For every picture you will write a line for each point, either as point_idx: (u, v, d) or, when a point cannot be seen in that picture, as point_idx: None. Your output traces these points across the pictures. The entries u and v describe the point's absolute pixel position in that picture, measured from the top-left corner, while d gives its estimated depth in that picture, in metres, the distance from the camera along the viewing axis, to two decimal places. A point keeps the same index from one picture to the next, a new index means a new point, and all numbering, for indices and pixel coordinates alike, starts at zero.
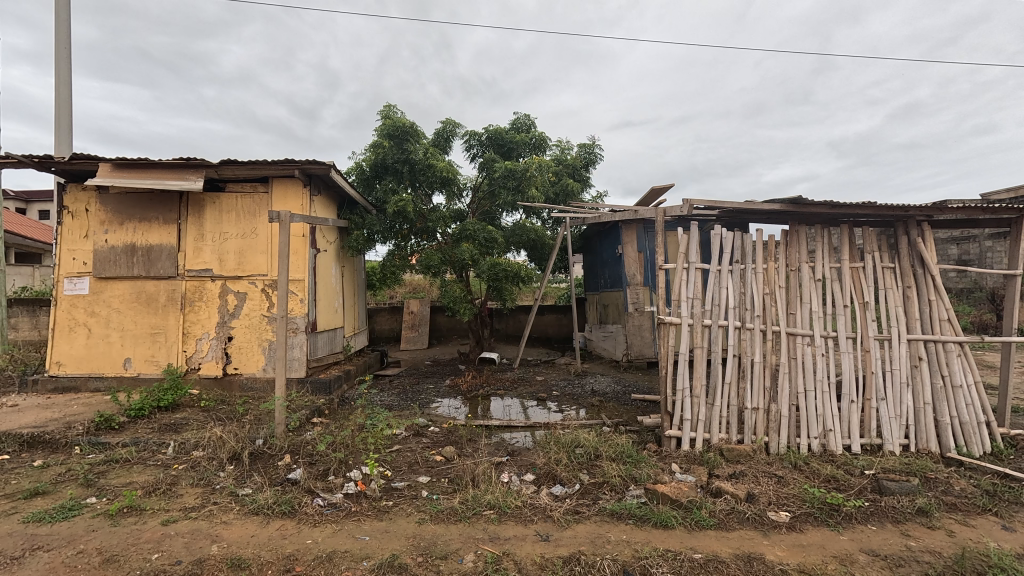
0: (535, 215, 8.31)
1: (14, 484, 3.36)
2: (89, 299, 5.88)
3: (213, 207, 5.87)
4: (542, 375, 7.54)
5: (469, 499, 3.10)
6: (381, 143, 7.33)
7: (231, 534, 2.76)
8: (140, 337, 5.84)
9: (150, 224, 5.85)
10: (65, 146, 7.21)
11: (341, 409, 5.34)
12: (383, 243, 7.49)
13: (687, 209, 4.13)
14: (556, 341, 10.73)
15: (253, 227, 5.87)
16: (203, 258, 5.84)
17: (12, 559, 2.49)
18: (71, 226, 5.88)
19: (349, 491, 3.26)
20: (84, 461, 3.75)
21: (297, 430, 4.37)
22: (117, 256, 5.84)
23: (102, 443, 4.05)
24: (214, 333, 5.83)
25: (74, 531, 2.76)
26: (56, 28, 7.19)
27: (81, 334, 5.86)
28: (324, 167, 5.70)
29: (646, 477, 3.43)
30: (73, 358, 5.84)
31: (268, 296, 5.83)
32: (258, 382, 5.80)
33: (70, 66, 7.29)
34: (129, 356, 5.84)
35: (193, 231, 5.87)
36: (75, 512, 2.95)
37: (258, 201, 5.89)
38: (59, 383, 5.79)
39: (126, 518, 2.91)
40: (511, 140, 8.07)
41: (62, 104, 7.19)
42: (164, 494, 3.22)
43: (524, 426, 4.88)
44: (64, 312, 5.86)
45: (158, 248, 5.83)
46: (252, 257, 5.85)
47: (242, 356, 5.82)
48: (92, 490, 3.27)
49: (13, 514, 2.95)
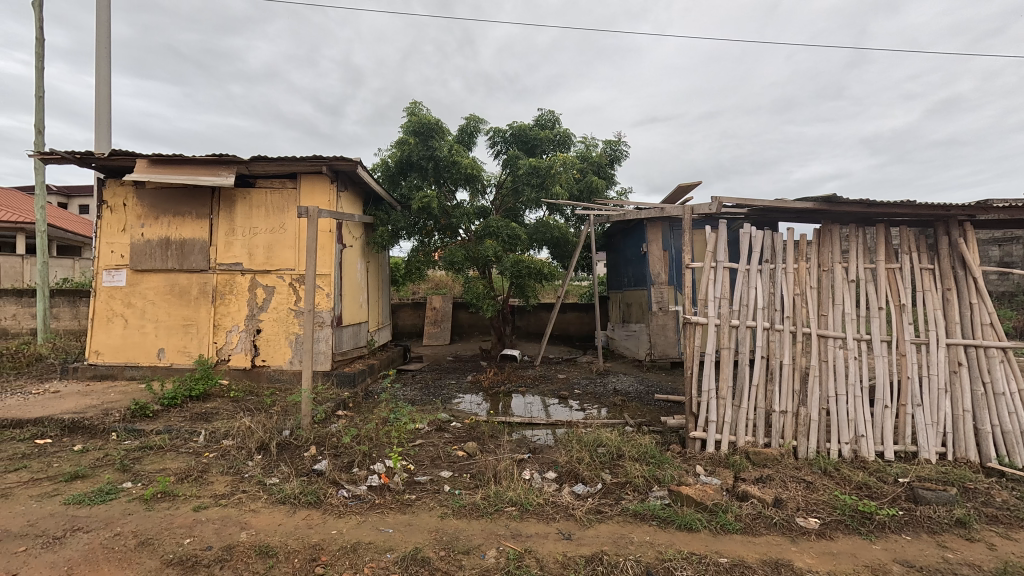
0: (558, 212, 8.25)
1: (56, 467, 3.50)
2: (126, 291, 6.08)
3: (244, 203, 6.00)
4: (563, 373, 7.50)
5: (492, 496, 3.11)
6: (406, 140, 7.38)
7: (260, 522, 2.83)
8: (172, 329, 6.02)
9: (183, 219, 6.01)
10: (106, 143, 7.47)
11: (365, 403, 5.39)
12: (408, 239, 7.57)
13: (715, 207, 4.05)
14: (578, 339, 10.67)
15: (282, 222, 5.99)
16: (234, 253, 5.99)
17: (55, 539, 2.60)
18: (110, 220, 6.09)
19: (372, 483, 3.30)
20: (120, 447, 3.89)
21: (322, 422, 4.46)
22: (152, 250, 6.02)
23: (137, 430, 4.19)
24: (243, 325, 5.97)
25: (111, 514, 2.87)
26: (98, 29, 7.45)
27: (118, 324, 6.07)
28: (351, 163, 5.77)
29: (669, 478, 3.38)
30: (109, 347, 6.06)
31: (296, 290, 5.94)
32: (285, 374, 5.92)
33: (109, 66, 7.55)
34: (162, 346, 6.03)
35: (225, 226, 6.02)
36: (112, 495, 3.07)
37: (287, 196, 6.00)
38: (97, 371, 6.01)
39: (160, 502, 3.01)
40: (535, 137, 8.03)
41: (102, 102, 7.45)
42: (196, 481, 3.32)
43: (545, 423, 4.86)
44: (102, 303, 6.08)
45: (191, 242, 6.00)
46: (280, 251, 5.97)
47: (269, 349, 5.95)
48: (127, 475, 3.39)
49: (56, 496, 3.08)
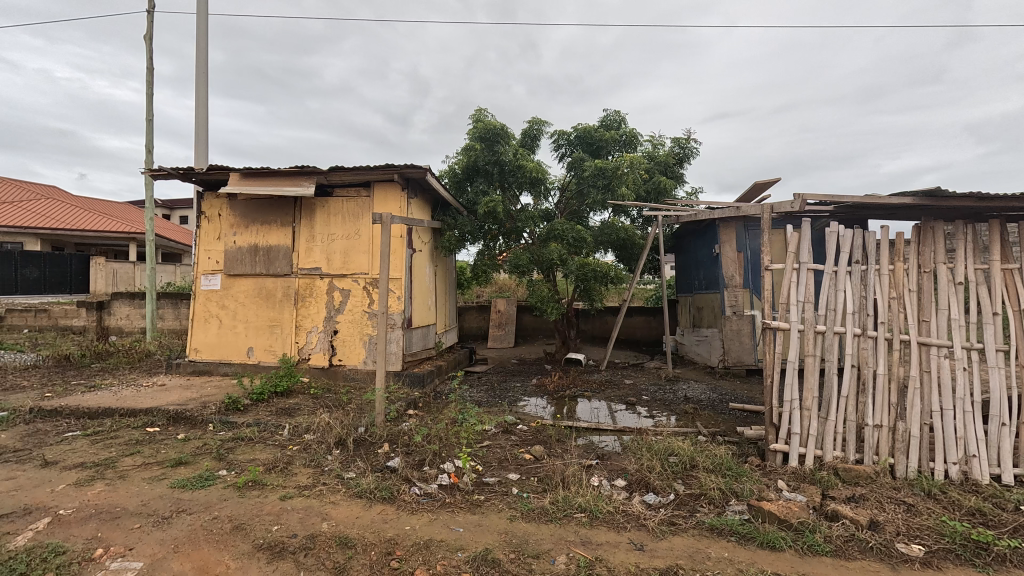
0: (624, 214, 8.08)
1: (164, 453, 3.87)
2: (221, 294, 6.63)
3: (323, 211, 6.37)
4: (630, 379, 7.32)
5: (560, 501, 3.08)
6: (472, 146, 7.52)
7: (339, 514, 2.97)
8: (260, 329, 6.49)
9: (270, 227, 6.47)
10: (204, 159, 8.20)
11: (434, 403, 5.53)
12: (474, 244, 7.70)
13: (797, 205, 3.79)
14: (645, 344, 10.38)
15: (357, 228, 6.29)
16: (314, 258, 6.37)
17: (164, 519, 2.87)
18: (207, 229, 6.67)
19: (442, 482, 3.37)
20: (216, 437, 4.23)
21: (395, 420, 4.63)
22: (243, 256, 6.53)
23: (230, 422, 4.55)
24: (322, 326, 6.32)
25: (210, 499, 3.12)
26: (198, 57, 8.21)
27: (214, 324, 6.63)
28: (420, 170, 5.96)
29: (748, 492, 3.20)
30: (206, 345, 6.63)
31: (369, 293, 6.21)
32: (360, 373, 6.20)
33: (207, 89, 8.29)
34: (251, 345, 6.51)
35: (306, 233, 6.41)
36: (210, 482, 3.34)
37: (361, 204, 6.30)
38: (196, 366, 6.59)
39: (251, 490, 3.24)
40: (600, 138, 7.92)
41: (201, 122, 8.19)
42: (282, 472, 3.54)
43: (613, 429, 4.77)
44: (201, 305, 6.67)
45: (276, 248, 6.44)
46: (355, 256, 6.28)
47: (345, 349, 6.26)
48: (223, 464, 3.68)
49: (164, 479, 3.40)
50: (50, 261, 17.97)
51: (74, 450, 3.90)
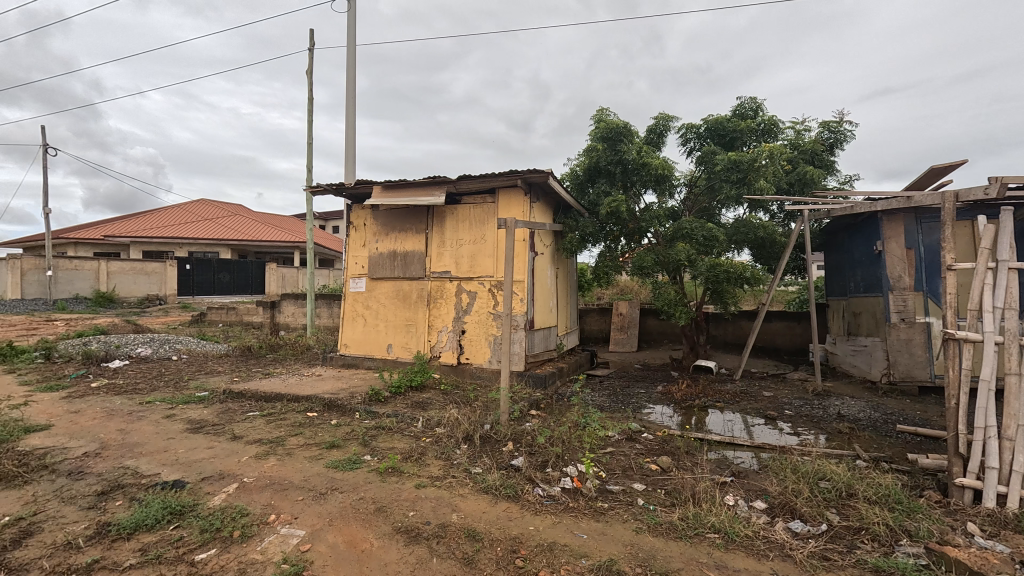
0: (762, 209, 7.39)
1: (321, 436, 4.41)
2: (365, 295, 7.37)
3: (452, 218, 6.76)
4: (770, 391, 6.65)
5: (691, 518, 2.89)
6: (595, 147, 7.44)
7: (468, 507, 3.12)
8: (398, 327, 7.08)
9: (406, 234, 7.05)
10: (352, 176, 9.20)
11: (556, 404, 5.56)
12: (595, 245, 7.59)
13: (993, 191, 3.14)
14: (786, 353, 9.37)
15: (483, 233, 6.58)
16: (444, 262, 6.79)
17: (321, 494, 3.26)
18: (355, 238, 7.46)
19: (566, 486, 3.37)
20: (362, 424, 4.70)
21: (518, 420, 4.74)
22: (384, 261, 7.19)
23: (373, 412, 5.02)
24: (451, 326, 6.71)
25: (358, 480, 3.47)
26: (348, 85, 9.23)
27: (360, 322, 7.39)
28: (543, 174, 6.04)
29: (925, 532, 2.71)
30: (354, 341, 7.41)
31: (494, 295, 6.45)
32: (485, 372, 6.45)
33: (355, 113, 9.30)
34: (390, 342, 7.13)
35: (437, 239, 6.86)
36: (358, 465, 3.72)
37: (486, 210, 6.58)
38: (346, 360, 7.40)
39: (391, 476, 3.54)
40: (734, 129, 7.33)
41: (350, 143, 9.21)
42: (417, 461, 3.82)
43: (749, 445, 4.37)
44: (350, 305, 7.48)
45: (412, 254, 6.99)
46: (481, 260, 6.56)
47: (472, 348, 6.57)
48: (367, 449, 4.08)
49: (321, 459, 3.86)
50: (238, 267, 21.52)
51: (254, 428, 4.62)
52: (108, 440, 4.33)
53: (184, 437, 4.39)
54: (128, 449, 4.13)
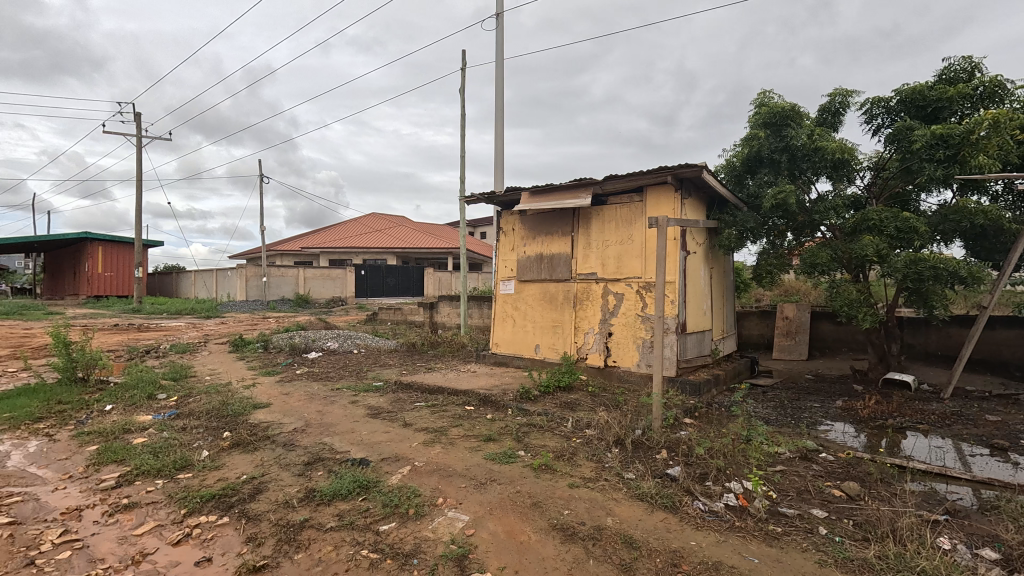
0: (980, 191, 6.03)
1: (479, 429, 4.70)
2: (514, 297, 7.69)
3: (598, 219, 6.73)
4: (995, 415, 5.38)
5: (891, 557, 2.47)
6: (755, 134, 6.82)
7: (623, 512, 3.06)
8: (545, 328, 7.26)
9: (552, 237, 7.20)
10: (500, 183, 9.68)
11: (713, 414, 5.18)
12: (756, 242, 6.90)
13: None
14: (1018, 369, 7.49)
15: (630, 233, 6.43)
16: (590, 264, 6.78)
17: (481, 484, 3.48)
18: (504, 242, 7.84)
19: (729, 503, 3.12)
20: (515, 421, 4.91)
21: (672, 427, 4.52)
22: (531, 264, 7.43)
23: (525, 409, 5.21)
24: (598, 328, 6.67)
25: (513, 474, 3.63)
26: (496, 98, 9.75)
27: (510, 323, 7.73)
28: (696, 169, 5.69)
29: None
30: (504, 340, 7.78)
31: (643, 297, 6.25)
32: (633, 376, 6.27)
33: (503, 124, 9.78)
34: (538, 342, 7.33)
35: (582, 240, 6.88)
36: (513, 459, 3.89)
37: (634, 209, 6.42)
38: (497, 358, 7.79)
39: (544, 473, 3.63)
40: (938, 97, 6.11)
41: (499, 152, 9.70)
42: (569, 461, 3.86)
43: (969, 480, 3.58)
44: (500, 306, 7.87)
45: (558, 256, 7.11)
46: (628, 260, 6.42)
47: (620, 351, 6.44)
48: (521, 445, 4.24)
49: (480, 450, 4.12)
50: (401, 272, 24.06)
51: (421, 417, 5.11)
52: (310, 419, 5.16)
53: (366, 420, 5.04)
54: (325, 428, 4.87)
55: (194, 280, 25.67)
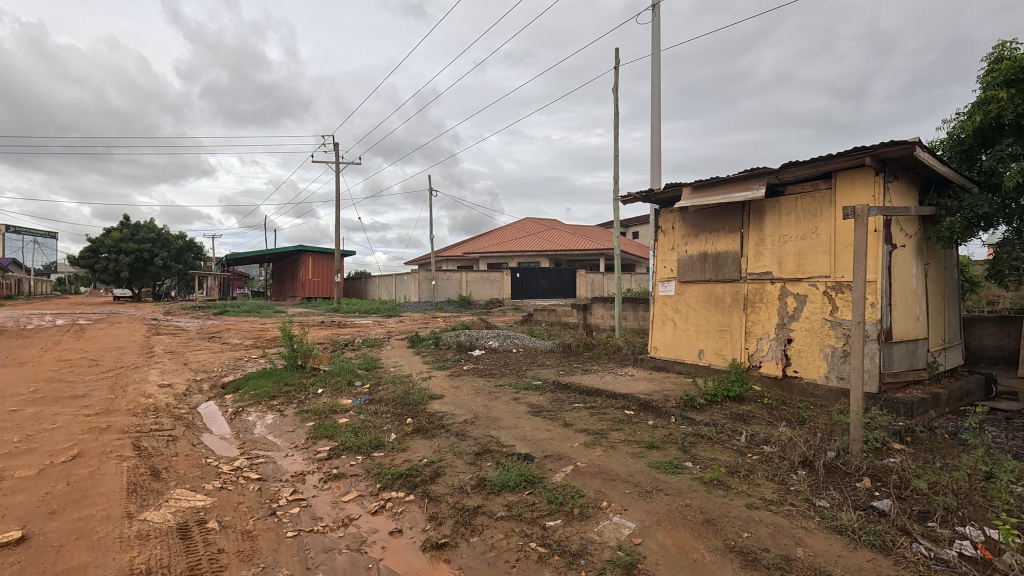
0: None
1: (641, 435, 4.55)
2: (674, 299, 7.31)
3: (773, 212, 6.05)
4: None
5: None
6: (993, 95, 5.48)
7: (816, 544, 2.69)
8: (710, 332, 6.75)
9: (718, 234, 6.68)
10: (657, 181, 9.29)
11: (932, 441, 4.27)
12: (994, 229, 5.55)
13: None
14: None
15: (815, 227, 5.65)
16: (764, 262, 6.12)
17: (647, 492, 3.36)
18: (663, 241, 7.52)
19: (966, 552, 2.53)
20: (680, 429, 4.65)
21: (876, 452, 3.84)
22: (694, 264, 6.99)
23: (690, 418, 4.91)
24: (774, 334, 5.98)
25: (682, 486, 3.43)
26: (653, 92, 9.40)
27: (670, 326, 7.36)
28: (906, 147, 4.74)
29: None
30: (664, 344, 7.43)
31: (831, 299, 5.44)
32: (820, 390, 5.49)
33: (660, 118, 9.38)
34: (702, 347, 6.85)
35: (754, 237, 6.25)
36: (680, 470, 3.68)
37: (819, 199, 5.63)
38: (656, 362, 7.48)
39: (717, 489, 3.37)
40: None
41: (656, 148, 9.33)
42: (745, 479, 3.53)
43: None
44: (659, 309, 7.55)
45: (725, 254, 6.57)
46: (812, 258, 5.65)
47: (802, 360, 5.69)
48: (688, 456, 3.99)
49: (643, 457, 3.99)
50: (554, 274, 24.57)
51: (580, 418, 5.14)
52: (477, 412, 5.54)
53: (528, 417, 5.23)
54: (491, 421, 5.19)
55: (377, 284, 29.50)
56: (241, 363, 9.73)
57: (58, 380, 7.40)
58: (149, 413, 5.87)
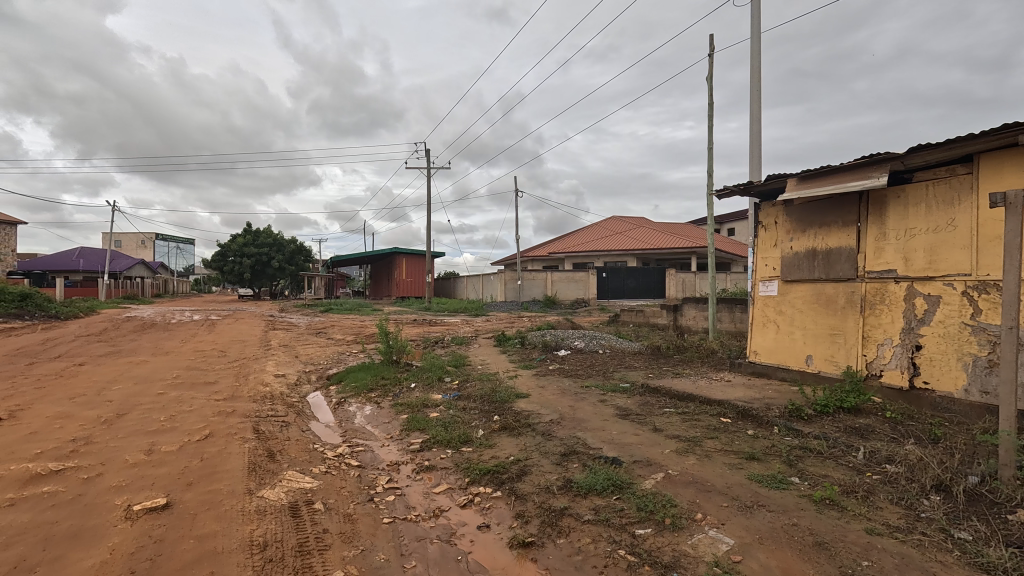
0: None
1: (739, 444, 4.26)
2: (778, 299, 6.76)
3: (898, 202, 5.39)
4: None
5: None
6: None
7: None
8: (820, 337, 6.16)
9: (830, 229, 6.08)
10: (756, 173, 8.66)
11: None
12: None
13: None
14: None
15: (951, 218, 4.95)
16: (886, 259, 5.47)
17: (747, 507, 3.12)
18: (765, 238, 7.01)
19: None
20: (784, 441, 4.29)
21: None
22: (800, 261, 6.42)
23: (796, 429, 4.51)
24: (898, 340, 5.32)
25: (787, 503, 3.15)
26: (751, 78, 8.77)
27: (772, 329, 6.83)
28: None
29: None
30: (765, 348, 6.91)
31: (972, 301, 4.72)
32: (957, 405, 4.79)
33: (761, 105, 8.72)
34: (810, 353, 6.27)
35: (874, 231, 5.60)
36: (785, 486, 3.38)
37: (957, 186, 4.91)
38: (755, 368, 6.98)
39: (829, 509, 3.05)
40: None
41: (755, 138, 8.70)
42: (864, 500, 3.16)
43: None
44: (760, 310, 7.04)
45: (837, 251, 5.96)
46: (948, 253, 4.95)
47: (934, 370, 4.99)
48: (794, 471, 3.66)
49: (742, 469, 3.72)
50: (642, 273, 23.81)
51: (671, 423, 4.91)
52: (563, 412, 5.50)
53: (615, 420, 5.11)
54: (577, 422, 5.13)
55: (465, 284, 30.49)
56: (343, 357, 10.49)
57: (194, 368, 8.44)
58: (266, 400, 6.51)
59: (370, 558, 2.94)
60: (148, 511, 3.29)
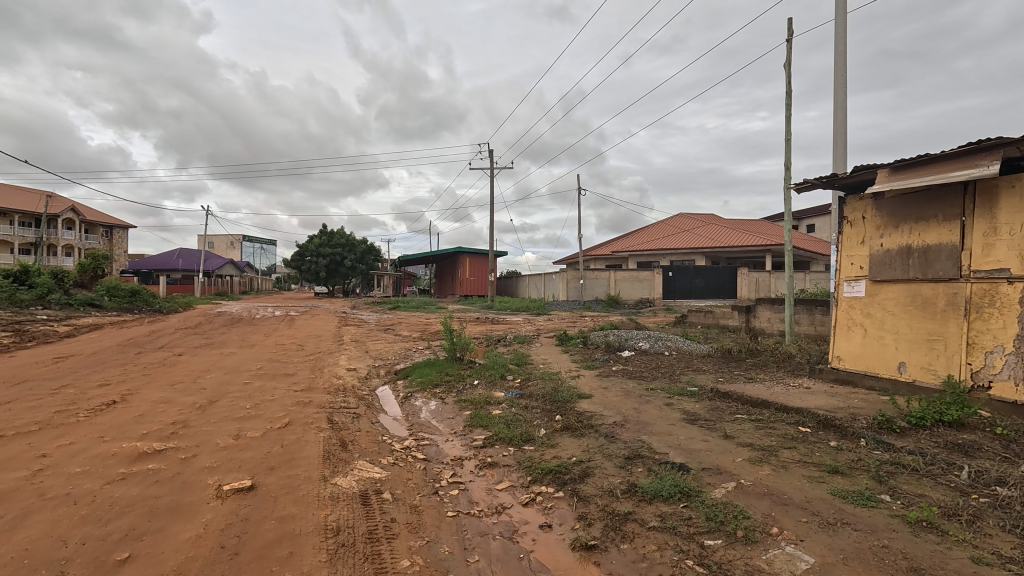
0: None
1: (819, 456, 3.98)
2: (865, 301, 6.25)
3: (1012, 193, 4.81)
4: None
5: None
6: None
7: None
8: (916, 343, 5.62)
9: (928, 224, 5.53)
10: (840, 164, 8.04)
11: None
12: None
13: None
14: None
15: None
16: (997, 257, 4.89)
17: (829, 525, 2.90)
18: (851, 234, 6.50)
19: None
20: (872, 455, 3.95)
21: None
22: (893, 259, 5.90)
23: (886, 442, 4.15)
24: (1012, 347, 4.72)
25: (876, 523, 2.90)
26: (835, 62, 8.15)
27: (859, 333, 6.32)
28: None
29: None
30: (851, 354, 6.41)
31: None
32: None
33: (846, 90, 8.08)
34: (903, 360, 5.74)
35: (983, 225, 5.03)
36: (873, 503, 3.12)
37: None
38: (839, 374, 6.49)
39: (926, 532, 2.77)
40: None
41: (839, 127, 8.08)
42: (968, 525, 2.84)
43: None
44: (845, 312, 6.54)
45: (937, 248, 5.41)
46: None
47: None
48: (885, 488, 3.36)
49: (824, 483, 3.46)
50: (711, 273, 22.83)
51: (744, 430, 4.67)
52: (628, 415, 5.38)
53: (683, 425, 4.93)
54: (642, 425, 4.99)
55: (527, 283, 30.65)
56: (409, 353, 10.87)
57: (276, 360, 9.06)
58: (339, 392, 6.87)
59: (435, 550, 3.01)
60: (236, 491, 3.57)
